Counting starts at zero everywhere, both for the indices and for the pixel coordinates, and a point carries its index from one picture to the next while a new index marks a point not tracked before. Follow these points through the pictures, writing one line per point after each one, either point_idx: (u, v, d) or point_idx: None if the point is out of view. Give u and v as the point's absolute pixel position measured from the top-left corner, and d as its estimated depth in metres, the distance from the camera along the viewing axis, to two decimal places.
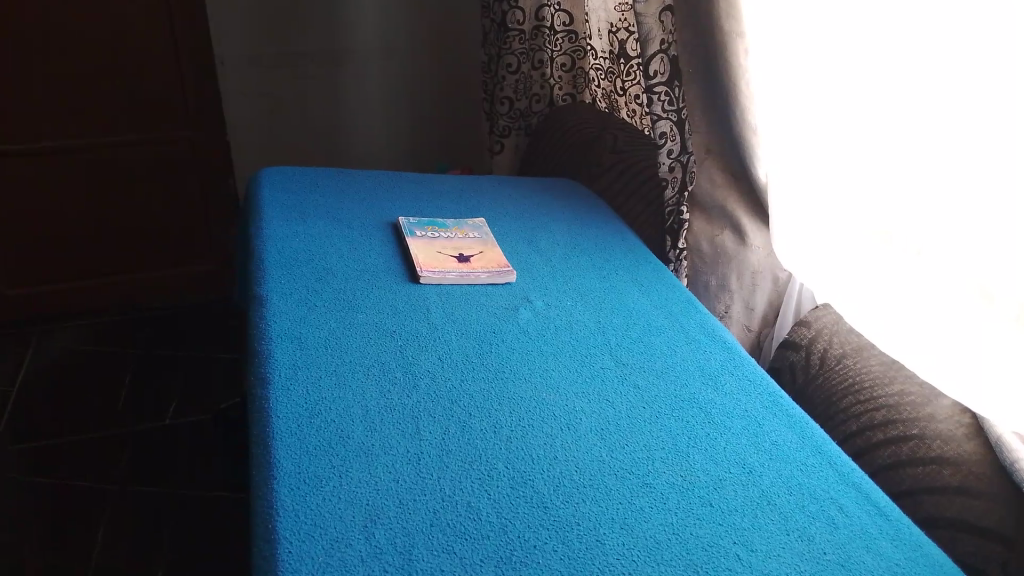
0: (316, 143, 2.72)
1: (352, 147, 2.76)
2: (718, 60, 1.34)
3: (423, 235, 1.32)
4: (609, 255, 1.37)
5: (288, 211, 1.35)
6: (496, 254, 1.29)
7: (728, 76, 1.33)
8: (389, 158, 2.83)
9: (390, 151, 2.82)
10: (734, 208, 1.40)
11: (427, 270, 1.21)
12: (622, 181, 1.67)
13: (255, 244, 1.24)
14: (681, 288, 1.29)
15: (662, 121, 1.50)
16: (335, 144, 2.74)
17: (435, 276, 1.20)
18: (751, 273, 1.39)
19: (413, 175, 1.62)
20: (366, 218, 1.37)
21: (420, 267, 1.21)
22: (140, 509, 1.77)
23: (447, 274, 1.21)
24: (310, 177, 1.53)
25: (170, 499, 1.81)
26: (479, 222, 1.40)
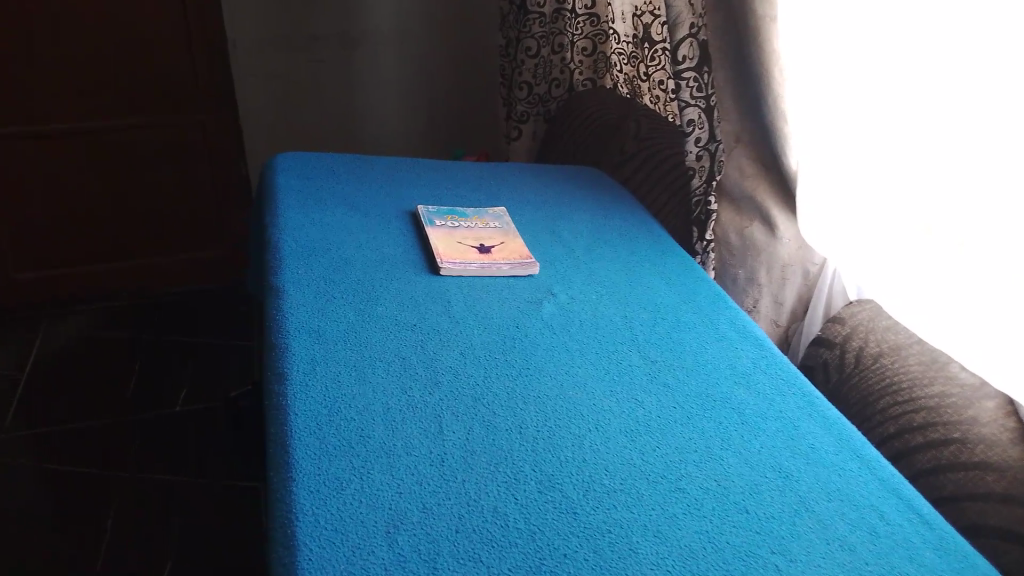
0: (330, 127, 2.68)
1: (365, 131, 2.72)
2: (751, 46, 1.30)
3: (443, 225, 1.28)
4: (634, 247, 1.33)
5: (305, 198, 1.32)
6: (518, 245, 1.25)
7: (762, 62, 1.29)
8: (403, 143, 2.79)
9: (404, 136, 2.77)
10: (763, 199, 1.35)
11: (448, 260, 1.17)
12: (645, 169, 1.63)
13: (270, 232, 1.20)
14: (710, 283, 1.25)
15: (690, 109, 1.45)
16: (349, 129, 2.70)
17: (455, 267, 1.16)
18: (782, 266, 1.34)
19: (432, 162, 1.58)
20: (384, 206, 1.33)
21: (441, 257, 1.18)
22: (150, 497, 1.74)
23: (468, 265, 1.17)
24: (327, 163, 1.49)
25: (178, 488, 1.78)
26: (500, 211, 1.36)
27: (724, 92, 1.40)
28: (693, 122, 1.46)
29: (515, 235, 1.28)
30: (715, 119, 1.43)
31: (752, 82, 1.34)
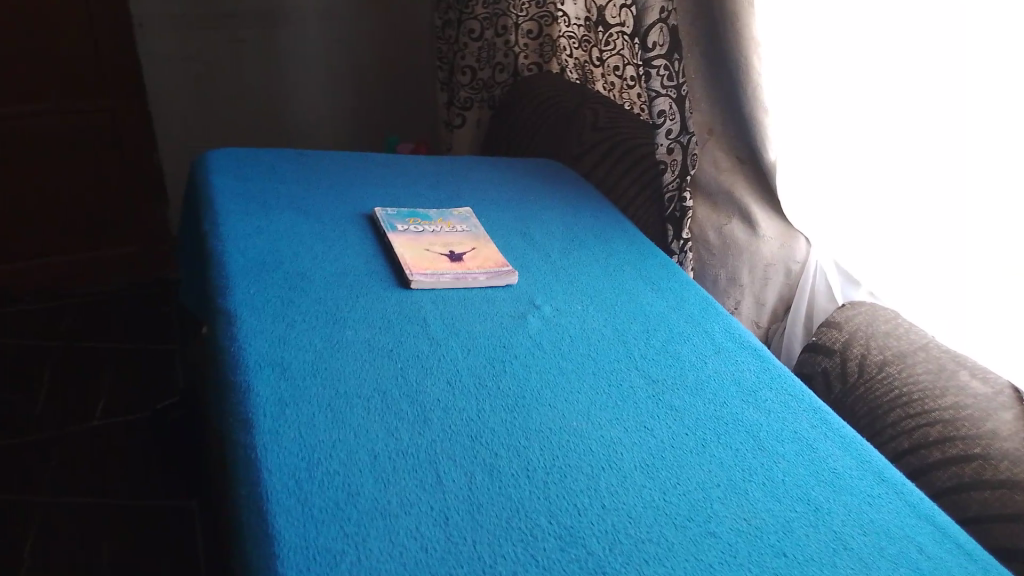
0: (251, 112, 2.48)
1: (288, 117, 2.53)
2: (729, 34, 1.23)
3: (405, 230, 1.15)
4: (613, 249, 1.24)
5: (247, 201, 1.17)
6: (490, 251, 1.14)
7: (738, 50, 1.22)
8: (329, 129, 2.61)
9: (330, 122, 2.60)
10: (742, 195, 1.30)
11: (417, 271, 1.05)
12: (608, 162, 1.53)
13: (210, 244, 1.05)
14: (696, 287, 1.17)
15: (660, 99, 1.32)
16: (271, 115, 2.51)
17: (426, 279, 1.04)
18: (764, 265, 1.27)
19: (382, 156, 1.44)
20: (335, 209, 1.20)
21: (410, 268, 1.05)
22: (66, 524, 1.56)
23: (438, 277, 1.05)
24: (266, 160, 1.34)
25: (103, 514, 1.59)
26: (465, 213, 1.24)
27: (698, 83, 1.32)
28: (662, 113, 1.33)
29: (486, 240, 1.17)
30: (687, 108, 1.32)
31: (732, 71, 1.26)
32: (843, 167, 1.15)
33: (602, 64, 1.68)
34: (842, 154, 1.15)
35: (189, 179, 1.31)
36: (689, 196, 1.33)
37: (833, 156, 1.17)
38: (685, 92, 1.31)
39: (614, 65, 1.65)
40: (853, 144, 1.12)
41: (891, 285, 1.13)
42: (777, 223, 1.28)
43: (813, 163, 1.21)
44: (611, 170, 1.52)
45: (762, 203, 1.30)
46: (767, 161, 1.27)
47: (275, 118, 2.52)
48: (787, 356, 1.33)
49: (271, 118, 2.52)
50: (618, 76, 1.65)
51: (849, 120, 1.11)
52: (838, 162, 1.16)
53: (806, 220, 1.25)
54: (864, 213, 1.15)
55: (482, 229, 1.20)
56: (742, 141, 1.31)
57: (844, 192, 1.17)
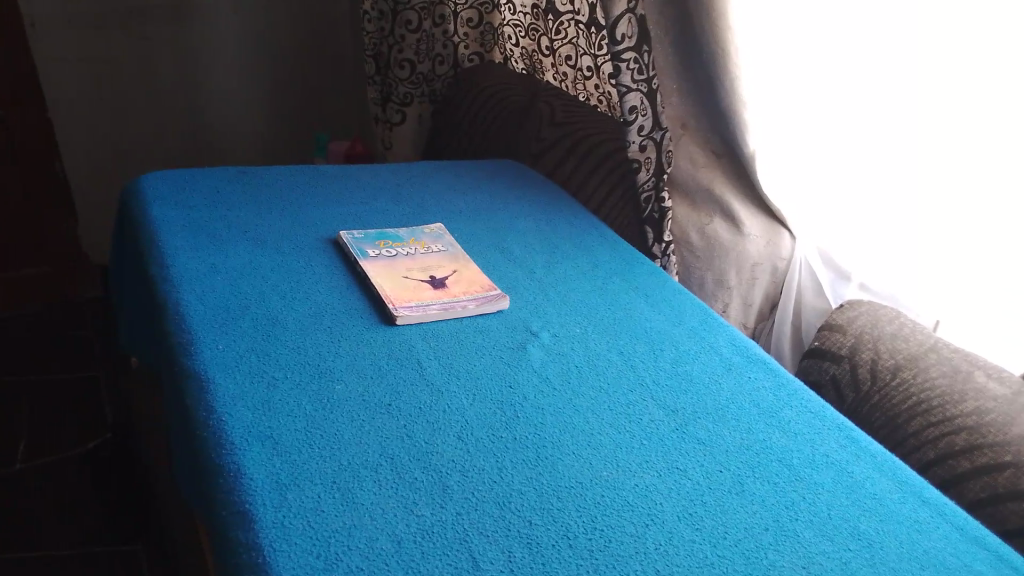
0: (162, 114, 2.28)
1: (202, 115, 2.34)
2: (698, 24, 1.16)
3: (376, 254, 1.05)
4: (598, 260, 1.16)
5: (195, 236, 1.04)
6: (474, 274, 1.05)
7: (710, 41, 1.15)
8: (249, 127, 2.43)
9: (248, 120, 2.42)
10: (722, 192, 1.23)
11: (399, 304, 0.95)
12: (572, 160, 1.44)
13: (159, 292, 0.92)
14: (692, 297, 1.10)
15: (632, 93, 1.22)
16: (184, 115, 2.31)
17: (410, 313, 0.94)
18: (752, 266, 1.20)
19: (333, 167, 1.32)
20: (294, 236, 1.08)
21: (390, 302, 0.95)
22: None
23: (418, 311, 0.95)
24: (207, 182, 1.20)
25: (47, 568, 1.43)
26: (437, 230, 1.15)
27: (669, 77, 1.25)
28: (634, 109, 1.24)
29: (467, 260, 1.08)
30: (659, 102, 1.23)
31: (706, 64, 1.18)
32: (847, 152, 1.10)
33: (552, 53, 1.59)
34: (841, 138, 1.10)
35: (122, 209, 1.17)
36: (666, 195, 1.25)
37: (830, 141, 1.12)
38: (656, 85, 1.22)
39: (565, 55, 1.55)
40: (858, 127, 1.07)
41: (896, 281, 1.11)
42: (759, 220, 1.21)
43: (806, 146, 1.16)
44: (576, 169, 1.43)
45: (741, 198, 1.23)
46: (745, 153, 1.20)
47: (190, 118, 2.33)
48: (777, 355, 1.28)
49: (185, 118, 2.32)
50: (570, 66, 1.55)
51: (850, 99, 1.07)
52: (837, 145, 1.11)
53: (799, 221, 1.22)
54: (866, 202, 1.10)
55: (460, 248, 1.11)
56: (717, 134, 1.24)
57: (840, 178, 1.13)
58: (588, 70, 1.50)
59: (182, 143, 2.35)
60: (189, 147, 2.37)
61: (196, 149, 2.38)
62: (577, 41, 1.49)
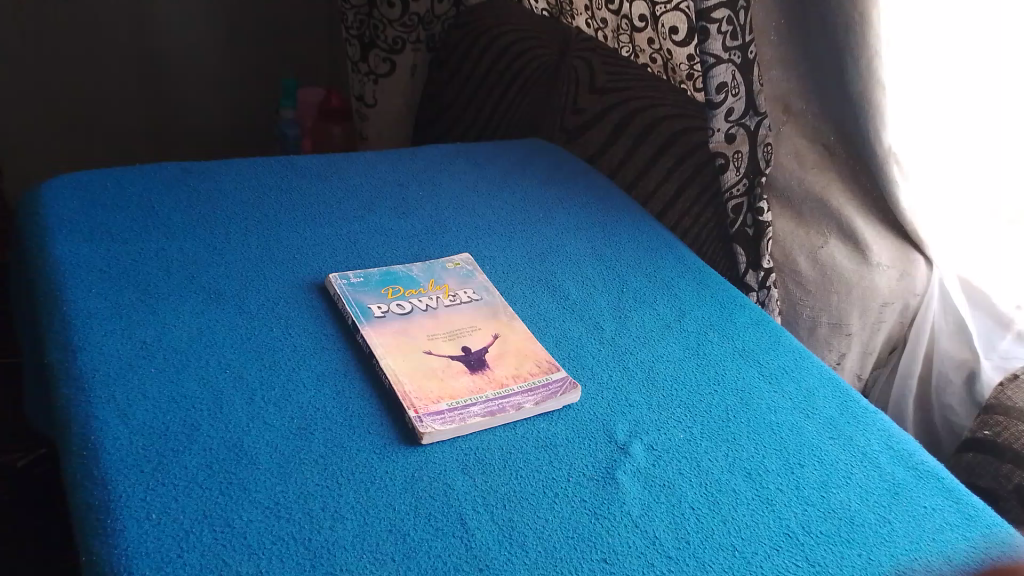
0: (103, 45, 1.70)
1: (146, 40, 1.74)
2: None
3: (384, 314, 0.73)
4: (683, 304, 0.84)
5: (120, 290, 0.70)
6: (525, 343, 0.74)
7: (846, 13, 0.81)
8: (206, 51, 1.81)
9: (203, 44, 1.79)
10: (842, 206, 0.91)
11: (423, 408, 0.64)
12: (624, 143, 1.11)
13: (63, 405, 0.60)
14: (820, 364, 0.81)
15: (720, 65, 0.88)
16: (122, 40, 1.71)
17: (440, 426, 0.63)
18: (881, 307, 0.91)
19: (316, 160, 0.97)
20: (263, 286, 0.75)
21: (410, 405, 0.64)
22: None
23: (452, 422, 0.63)
24: (139, 189, 0.85)
25: None
26: (465, 265, 0.83)
27: (768, 43, 0.92)
28: (722, 87, 0.89)
29: (515, 317, 0.77)
30: (756, 75, 0.90)
31: (829, 31, 0.84)
32: None
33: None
34: None
35: (17, 227, 0.82)
36: (765, 203, 0.93)
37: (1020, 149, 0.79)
38: (752, 54, 0.89)
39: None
40: None
41: None
42: (888, 239, 0.91)
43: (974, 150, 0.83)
44: (630, 154, 1.10)
45: (863, 213, 0.92)
46: (866, 155, 0.89)
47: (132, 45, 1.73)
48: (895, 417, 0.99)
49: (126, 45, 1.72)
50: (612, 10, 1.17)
51: None
52: None
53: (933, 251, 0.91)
54: None
55: (501, 295, 0.80)
56: (831, 122, 0.91)
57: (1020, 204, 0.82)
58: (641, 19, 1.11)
59: (128, 80, 1.76)
60: (139, 88, 1.78)
61: (147, 90, 1.79)
62: None
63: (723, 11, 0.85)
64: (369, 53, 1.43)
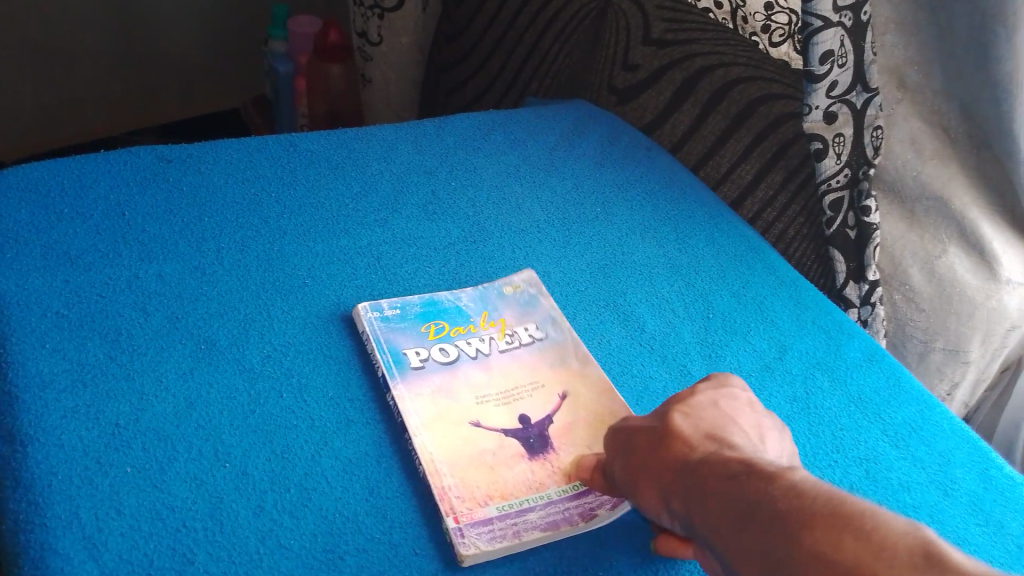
0: None
1: None
2: None
3: (423, 365, 0.59)
4: (783, 333, 0.70)
5: (84, 345, 0.55)
6: (597, 405, 0.59)
7: None
8: None
9: None
10: (963, 207, 0.76)
11: (467, 516, 0.50)
12: (688, 112, 0.92)
13: (9, 532, 0.45)
14: (949, 415, 0.66)
15: (827, 31, 0.70)
16: None
17: (487, 544, 0.48)
18: (1007, 332, 0.79)
19: (320, 140, 0.79)
20: (267, 331, 0.59)
21: (449, 509, 0.50)
22: None
23: (503, 538, 0.49)
24: (105, 191, 0.68)
25: None
26: (527, 288, 0.68)
27: (886, 2, 0.73)
28: (827, 56, 0.71)
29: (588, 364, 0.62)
30: (869, 40, 0.72)
31: None
32: None
33: None
34: None
35: None
36: (873, 201, 0.77)
37: None
38: (866, 16, 0.71)
39: None
40: None
41: None
42: (1016, 248, 0.76)
43: None
44: (694, 129, 0.92)
45: (992, 216, 0.76)
46: (1004, 151, 0.72)
47: None
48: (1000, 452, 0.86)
49: None
50: None
51: None
52: None
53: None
54: None
55: (571, 331, 0.65)
56: (955, 103, 0.74)
57: None
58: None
59: (104, 19, 1.48)
60: (116, 28, 1.51)
61: (125, 30, 1.52)
62: None
63: None
64: None
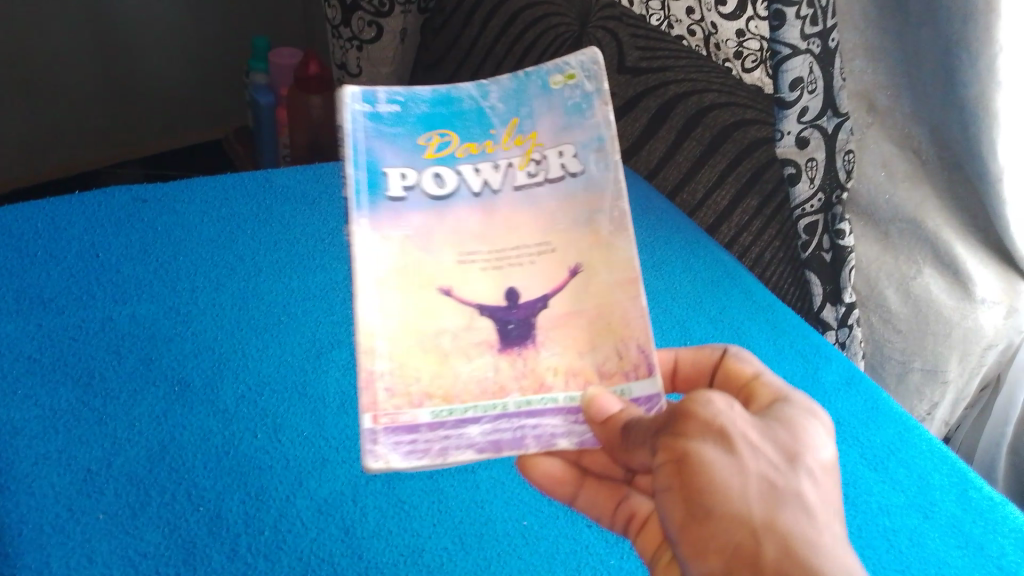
0: (50, 23, 1.41)
1: (99, 10, 1.45)
2: None
3: (404, 196, 0.51)
4: (760, 358, 0.70)
5: (57, 390, 0.57)
6: (610, 293, 0.50)
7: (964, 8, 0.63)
8: (165, 17, 1.53)
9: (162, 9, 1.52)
10: (937, 228, 0.76)
11: (393, 417, 0.46)
12: (664, 138, 0.92)
13: None
14: (928, 434, 0.66)
15: (796, 58, 0.69)
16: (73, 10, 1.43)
17: (399, 457, 0.44)
18: (983, 349, 0.78)
19: (298, 175, 0.78)
20: (242, 370, 0.59)
21: (372, 403, 0.46)
22: None
23: (425, 453, 0.44)
24: (79, 231, 0.69)
25: None
26: (584, 86, 0.53)
27: (853, 29, 0.74)
28: (797, 82, 0.71)
29: (622, 234, 0.50)
30: (838, 66, 0.72)
31: (938, 20, 0.66)
32: None
33: None
34: None
35: None
36: (847, 224, 0.78)
37: None
38: (834, 42, 0.71)
39: None
40: None
41: None
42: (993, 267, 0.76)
43: None
44: (671, 153, 0.92)
45: (964, 236, 0.76)
46: (974, 174, 0.72)
47: (84, 16, 1.44)
48: (983, 469, 0.86)
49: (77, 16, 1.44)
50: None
51: None
52: None
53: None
54: None
55: (618, 165, 0.51)
56: (925, 126, 0.74)
57: None
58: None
59: (83, 61, 1.49)
60: (95, 69, 1.52)
61: (105, 70, 1.53)
62: None
63: None
64: (351, 17, 1.15)
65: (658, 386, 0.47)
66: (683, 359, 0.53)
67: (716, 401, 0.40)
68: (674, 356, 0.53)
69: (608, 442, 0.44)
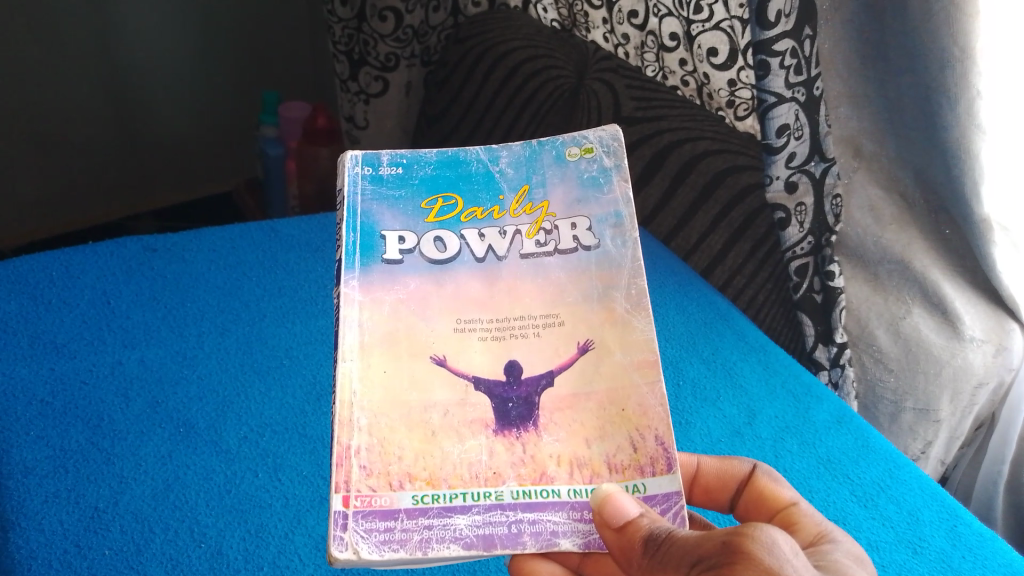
0: (68, 85, 1.48)
1: (116, 71, 1.52)
2: (917, 28, 0.66)
3: (399, 261, 0.49)
4: (753, 400, 0.72)
5: (67, 431, 0.59)
6: (625, 373, 0.47)
7: (940, 58, 0.65)
8: (179, 78, 1.59)
9: (175, 70, 1.58)
10: (926, 268, 0.78)
11: (367, 500, 0.42)
12: (658, 185, 0.94)
13: None
14: (918, 473, 0.67)
15: (781, 105, 0.71)
16: (91, 72, 1.49)
17: (370, 546, 0.40)
18: (973, 387, 0.79)
19: (302, 225, 0.81)
20: (244, 412, 0.62)
21: (344, 483, 0.42)
22: None
23: (402, 545, 0.40)
24: (91, 280, 0.72)
25: None
26: (601, 161, 0.54)
27: (838, 78, 0.75)
28: (784, 129, 0.73)
29: (640, 309, 0.48)
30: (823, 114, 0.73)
31: (915, 66, 0.68)
32: None
33: (611, 27, 1.01)
34: None
35: None
36: (837, 266, 0.80)
37: None
38: (819, 90, 0.72)
39: (627, 33, 0.98)
40: None
41: None
42: (980, 307, 0.78)
43: None
44: (667, 197, 0.93)
45: (952, 277, 0.78)
46: (959, 219, 0.73)
47: (101, 78, 1.51)
48: (982, 508, 0.86)
49: (94, 77, 1.50)
50: (640, 47, 0.98)
51: None
52: None
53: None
54: None
55: (634, 242, 0.50)
56: (909, 169, 0.76)
57: None
58: (672, 38, 0.90)
59: (99, 119, 1.55)
60: (112, 127, 1.58)
61: (121, 127, 1.59)
62: (651, 22, 0.91)
63: (791, 40, 0.68)
64: (358, 71, 1.18)
65: (678, 483, 0.43)
66: (707, 466, 0.54)
67: (782, 544, 0.37)
68: (698, 461, 0.54)
69: (616, 549, 0.40)
